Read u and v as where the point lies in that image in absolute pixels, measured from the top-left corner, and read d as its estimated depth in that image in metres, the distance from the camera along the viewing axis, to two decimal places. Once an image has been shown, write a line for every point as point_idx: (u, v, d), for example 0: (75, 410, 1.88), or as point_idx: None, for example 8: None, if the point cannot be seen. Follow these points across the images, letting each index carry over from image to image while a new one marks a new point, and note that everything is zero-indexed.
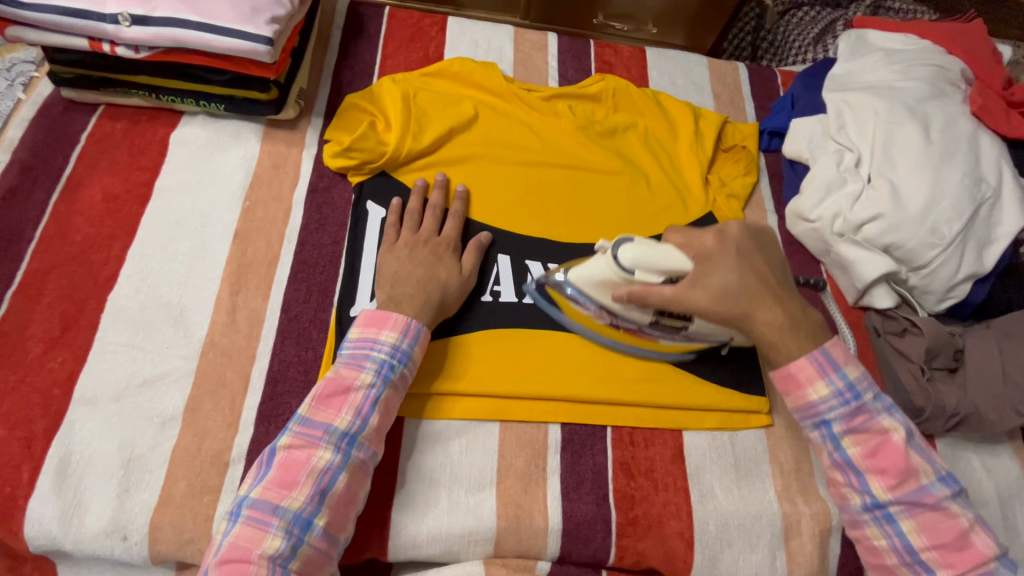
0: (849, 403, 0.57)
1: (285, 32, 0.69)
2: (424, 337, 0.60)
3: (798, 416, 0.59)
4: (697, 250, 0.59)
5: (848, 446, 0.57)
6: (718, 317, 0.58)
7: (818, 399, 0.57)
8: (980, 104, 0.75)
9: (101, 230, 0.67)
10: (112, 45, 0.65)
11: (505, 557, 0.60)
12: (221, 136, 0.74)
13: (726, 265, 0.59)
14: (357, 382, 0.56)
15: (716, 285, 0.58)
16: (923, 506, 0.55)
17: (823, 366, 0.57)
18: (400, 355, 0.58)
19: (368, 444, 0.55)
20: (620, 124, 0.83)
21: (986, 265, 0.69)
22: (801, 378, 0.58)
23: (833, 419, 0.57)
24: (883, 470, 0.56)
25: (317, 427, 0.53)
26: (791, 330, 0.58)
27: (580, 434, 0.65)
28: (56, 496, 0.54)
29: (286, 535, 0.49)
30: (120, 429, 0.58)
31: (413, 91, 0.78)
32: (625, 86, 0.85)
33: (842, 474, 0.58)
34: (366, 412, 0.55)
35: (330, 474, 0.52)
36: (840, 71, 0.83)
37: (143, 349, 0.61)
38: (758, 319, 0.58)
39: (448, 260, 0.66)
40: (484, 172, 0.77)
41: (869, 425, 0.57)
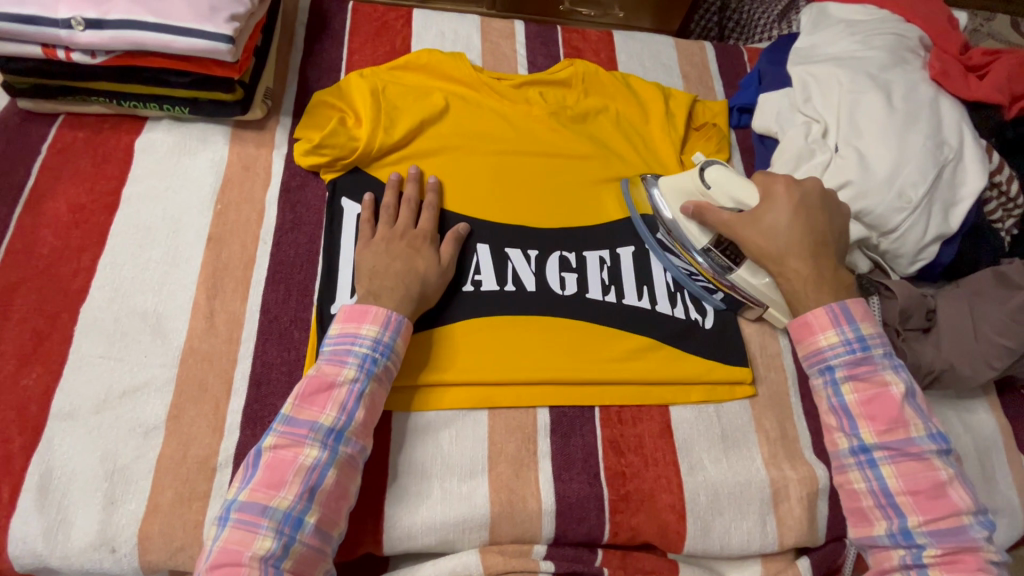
0: (855, 353, 0.60)
1: (246, 30, 0.67)
2: (404, 329, 0.60)
3: (805, 361, 0.63)
4: (767, 191, 0.67)
5: (847, 393, 0.59)
6: (755, 257, 0.66)
7: (827, 345, 0.61)
8: (939, 69, 0.76)
9: (69, 242, 0.65)
10: (68, 51, 0.64)
11: (500, 544, 0.60)
12: (187, 140, 0.73)
13: (783, 209, 0.65)
14: (342, 378, 0.55)
15: (766, 223, 0.65)
16: (906, 455, 0.56)
17: (838, 317, 0.61)
18: (382, 348, 0.58)
19: (355, 439, 0.54)
20: (592, 107, 0.83)
21: (952, 226, 0.71)
22: (815, 325, 0.62)
23: (837, 365, 0.60)
24: (874, 416, 0.58)
25: (302, 426, 0.53)
26: (815, 283, 0.63)
27: (568, 416, 0.66)
28: (39, 513, 0.53)
29: (277, 535, 0.48)
30: (102, 441, 0.57)
31: (383, 85, 0.78)
32: (595, 70, 0.85)
33: (836, 419, 0.60)
34: (350, 407, 0.54)
35: (318, 471, 0.51)
36: (803, 45, 0.85)
37: (121, 359, 0.60)
38: (788, 265, 0.64)
39: (426, 252, 0.66)
40: (458, 162, 0.76)
41: (870, 376, 0.59)
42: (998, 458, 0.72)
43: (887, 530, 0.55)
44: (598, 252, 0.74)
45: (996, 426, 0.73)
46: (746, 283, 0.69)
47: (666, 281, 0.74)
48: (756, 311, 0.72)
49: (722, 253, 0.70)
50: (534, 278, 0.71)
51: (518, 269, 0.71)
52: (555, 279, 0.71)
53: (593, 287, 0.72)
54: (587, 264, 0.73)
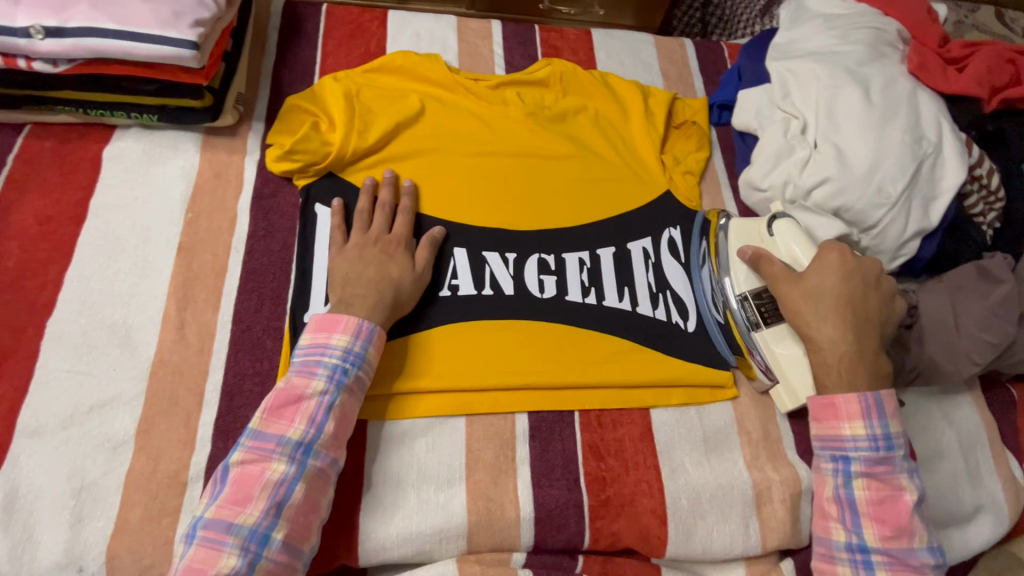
0: (878, 451, 0.58)
1: (212, 35, 0.66)
2: (376, 338, 0.59)
3: (819, 444, 0.61)
4: (820, 252, 0.64)
5: (857, 488, 0.58)
6: (792, 319, 0.62)
7: (850, 436, 0.59)
8: (917, 63, 0.76)
9: (36, 254, 0.64)
10: (29, 60, 0.62)
11: (479, 553, 0.59)
12: (157, 148, 0.72)
13: (833, 278, 0.62)
14: (312, 392, 0.54)
15: (812, 283, 0.62)
16: (903, 565, 0.56)
17: (869, 409, 0.59)
18: (352, 357, 0.57)
19: (325, 451, 0.53)
20: (570, 107, 0.82)
21: (932, 221, 0.70)
22: (841, 412, 0.59)
23: (855, 459, 0.59)
24: (882, 520, 0.57)
25: (269, 440, 0.52)
26: (850, 361, 0.60)
27: (547, 421, 0.65)
28: (3, 533, 0.52)
29: (242, 552, 0.48)
30: (69, 459, 0.55)
31: (358, 89, 0.77)
32: (573, 69, 0.84)
33: (838, 509, 0.59)
34: (320, 419, 0.54)
35: (286, 485, 0.50)
36: (782, 40, 0.84)
37: (89, 373, 0.59)
38: (823, 336, 0.61)
39: (399, 257, 0.65)
40: (433, 165, 0.75)
41: (887, 477, 0.58)
42: (984, 454, 0.71)
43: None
44: (578, 254, 0.73)
45: (981, 421, 0.72)
46: (763, 347, 0.66)
47: (646, 282, 0.73)
48: (762, 384, 0.69)
49: (762, 307, 0.66)
50: (512, 281, 0.70)
51: (496, 272, 0.70)
52: (534, 282, 0.70)
53: (572, 289, 0.71)
54: (567, 266, 0.72)
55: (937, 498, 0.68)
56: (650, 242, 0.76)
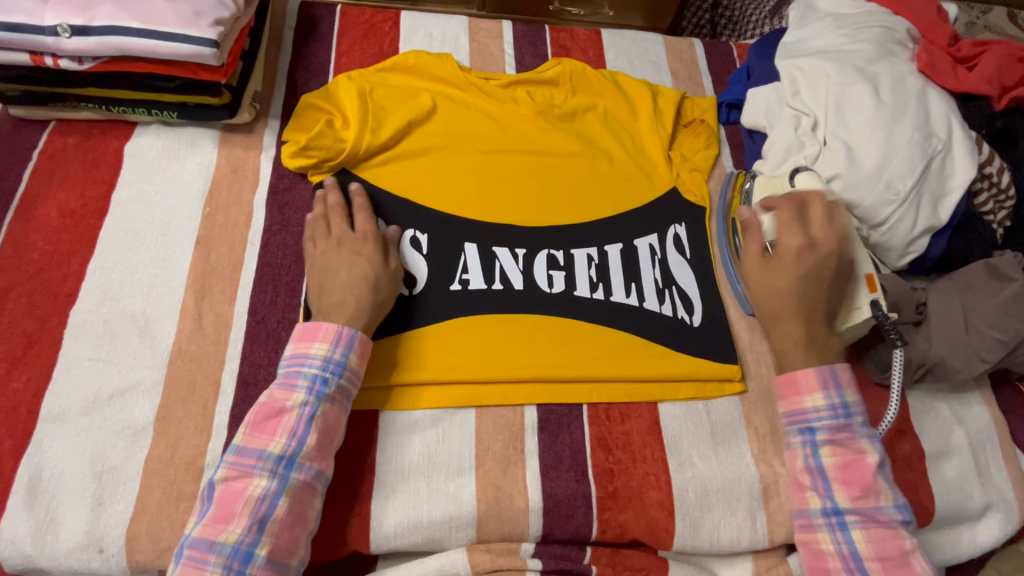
0: (838, 418, 0.60)
1: (231, 34, 0.68)
2: (357, 344, 0.60)
3: (785, 418, 0.62)
4: (779, 243, 0.66)
5: (825, 455, 0.59)
6: (757, 307, 0.66)
7: (812, 407, 0.60)
8: (926, 60, 0.76)
9: (59, 246, 0.66)
10: (55, 58, 0.64)
11: (488, 542, 0.60)
12: (176, 144, 0.74)
13: (788, 269, 0.65)
14: (292, 405, 0.55)
15: (771, 276, 0.65)
16: (875, 522, 0.56)
17: (826, 380, 0.61)
18: (332, 366, 0.58)
19: (309, 464, 0.54)
20: (579, 106, 0.83)
21: (941, 218, 0.70)
22: (803, 385, 0.61)
23: (819, 427, 0.60)
24: (848, 481, 0.57)
25: (251, 455, 0.53)
26: (804, 344, 0.63)
27: (556, 413, 0.66)
28: (27, 514, 0.54)
29: (225, 570, 0.49)
30: (91, 443, 0.57)
31: (372, 88, 0.78)
32: (583, 69, 0.85)
33: (811, 479, 0.59)
34: (301, 433, 0.54)
35: (268, 501, 0.52)
36: (791, 39, 0.84)
37: (110, 361, 0.61)
38: (779, 326, 0.64)
39: (371, 256, 0.64)
40: (444, 162, 0.76)
41: (850, 443, 0.59)
42: (993, 452, 0.71)
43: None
44: (586, 250, 0.74)
45: (990, 419, 0.72)
46: None
47: (653, 278, 0.74)
48: None
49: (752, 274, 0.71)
50: (521, 275, 0.71)
51: (506, 267, 0.71)
52: (543, 277, 0.71)
53: (581, 284, 0.72)
54: (575, 262, 0.73)
55: (946, 496, 0.68)
56: (657, 239, 0.76)
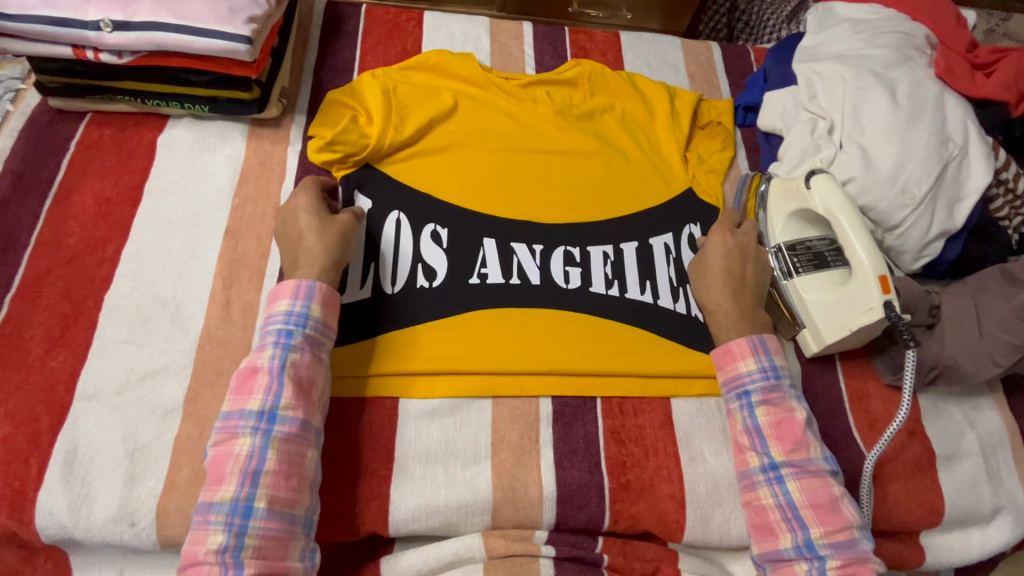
0: (769, 380, 0.63)
1: (263, 31, 0.70)
2: (318, 295, 0.61)
3: (724, 387, 0.65)
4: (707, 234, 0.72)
5: (760, 414, 0.61)
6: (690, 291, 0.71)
7: (745, 372, 0.63)
8: (944, 66, 0.76)
9: (95, 233, 0.68)
10: (96, 52, 0.67)
11: (503, 528, 0.62)
12: (207, 136, 0.76)
13: (716, 251, 0.70)
14: (261, 361, 0.57)
15: (703, 260, 0.71)
16: (808, 472, 0.58)
17: (756, 347, 0.64)
18: (295, 318, 0.59)
19: (289, 414, 0.55)
20: (597, 106, 0.84)
21: (957, 222, 0.71)
22: (736, 352, 0.64)
23: (753, 390, 0.62)
24: (782, 436, 0.60)
25: (235, 416, 0.55)
26: (735, 316, 0.67)
27: (571, 406, 0.67)
28: (64, 487, 0.56)
29: (227, 526, 0.51)
30: (124, 421, 0.59)
31: (396, 86, 0.80)
32: (601, 70, 0.87)
33: (749, 438, 0.61)
34: (275, 386, 0.56)
35: (256, 456, 0.53)
36: (809, 44, 0.85)
37: (142, 344, 0.63)
38: (711, 301, 0.68)
39: (314, 209, 0.66)
40: (465, 159, 0.78)
41: (781, 402, 0.62)
42: (1004, 456, 0.72)
43: (792, 543, 0.56)
44: (602, 247, 0.75)
45: (1002, 423, 0.73)
46: (793, 294, 0.71)
47: (668, 277, 0.75)
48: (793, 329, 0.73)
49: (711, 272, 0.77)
50: (538, 271, 0.72)
51: (524, 262, 0.73)
52: (559, 273, 0.73)
53: (597, 281, 0.73)
54: (591, 259, 0.74)
55: (956, 498, 0.68)
56: (671, 238, 0.77)
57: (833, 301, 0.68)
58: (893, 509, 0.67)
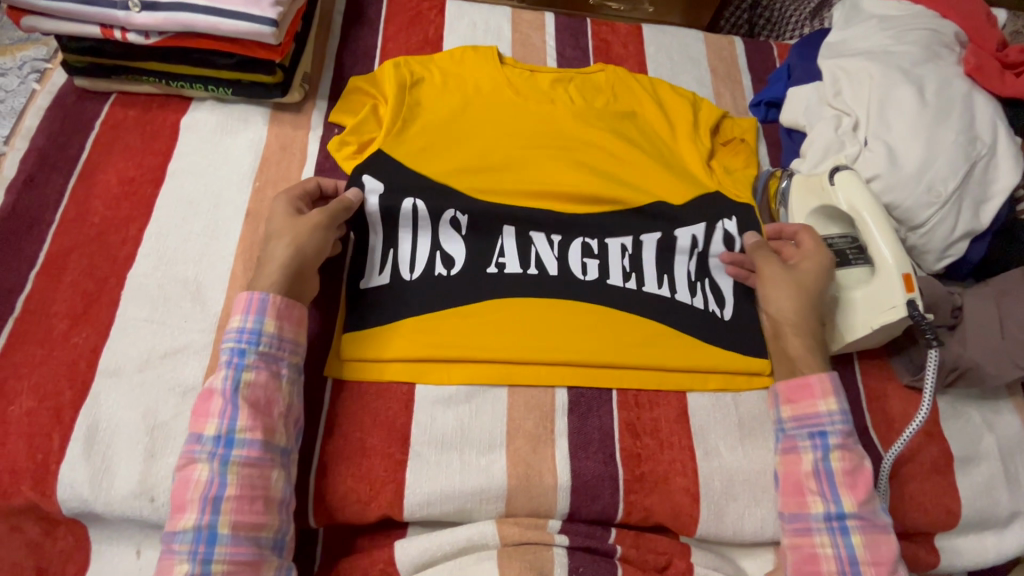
0: (848, 425, 0.61)
1: (289, 15, 0.70)
2: (270, 308, 0.59)
3: (796, 422, 0.62)
4: (813, 251, 0.68)
5: (835, 459, 0.60)
6: (778, 303, 0.67)
7: (826, 412, 0.61)
8: (974, 65, 0.75)
9: (118, 212, 0.69)
10: (124, 32, 0.67)
11: (516, 516, 0.62)
12: (229, 119, 0.76)
13: (818, 275, 0.67)
14: (216, 384, 0.56)
15: (803, 279, 0.67)
16: (872, 525, 0.58)
17: (837, 386, 0.63)
18: (247, 335, 0.58)
19: (245, 437, 0.54)
20: (620, 111, 0.83)
21: (982, 223, 0.70)
22: (817, 389, 0.62)
23: (832, 433, 0.61)
24: (855, 486, 0.59)
25: (192, 441, 0.55)
26: (819, 346, 0.66)
27: (586, 397, 0.67)
28: (85, 461, 0.57)
29: (193, 554, 0.51)
30: (145, 398, 0.60)
31: (418, 77, 0.80)
32: (625, 74, 0.86)
33: (816, 482, 0.60)
34: (230, 410, 0.55)
35: (216, 482, 0.53)
36: (835, 40, 0.84)
37: (163, 323, 0.64)
38: (801, 324, 0.66)
39: (279, 218, 0.65)
40: (484, 150, 0.77)
41: (856, 451, 0.61)
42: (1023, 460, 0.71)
43: None
44: (621, 239, 0.75)
45: (1022, 428, 0.72)
46: None
47: (687, 271, 0.74)
48: None
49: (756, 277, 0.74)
50: (556, 262, 0.72)
51: (542, 253, 0.72)
52: (577, 264, 0.72)
53: (614, 273, 0.73)
54: (609, 252, 0.74)
55: (972, 501, 0.68)
56: (701, 231, 0.76)
57: (855, 300, 0.68)
58: (909, 510, 0.67)
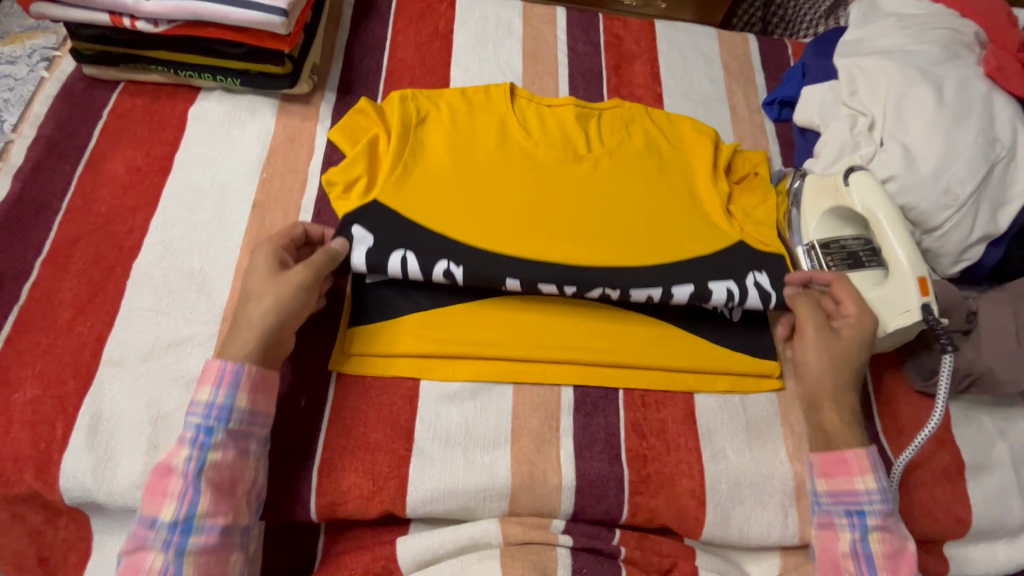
0: (887, 504, 0.58)
1: (298, 5, 0.70)
2: (244, 381, 0.56)
3: (831, 497, 0.60)
4: (860, 318, 0.63)
5: (874, 541, 0.58)
6: (817, 375, 0.63)
7: (864, 489, 0.58)
8: (994, 65, 0.74)
9: (124, 202, 0.69)
10: (133, 19, 0.67)
11: (520, 515, 0.62)
12: (237, 110, 0.76)
13: (862, 345, 0.62)
14: (176, 463, 0.53)
15: (847, 350, 0.62)
16: None
17: (875, 462, 0.59)
18: (216, 413, 0.54)
19: (205, 524, 0.52)
20: (635, 147, 0.76)
21: (999, 226, 0.69)
22: (854, 465, 0.59)
23: (870, 512, 0.58)
24: (895, 569, 0.57)
25: (147, 524, 0.52)
26: (858, 420, 0.62)
27: (592, 396, 0.66)
28: (88, 451, 0.56)
29: None
30: (148, 389, 0.60)
31: (424, 112, 0.74)
32: (644, 112, 0.79)
33: (854, 563, 0.58)
34: (190, 495, 0.52)
35: (169, 572, 0.50)
36: (852, 37, 0.83)
37: (168, 314, 0.63)
38: (840, 398, 0.62)
39: (260, 276, 0.60)
40: (490, 190, 0.70)
41: (896, 531, 0.58)
42: None
43: None
44: (647, 292, 0.66)
45: None
46: None
47: None
48: None
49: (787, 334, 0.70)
50: None
51: None
52: None
53: None
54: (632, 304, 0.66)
55: (984, 509, 0.67)
56: (736, 285, 0.68)
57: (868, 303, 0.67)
58: (917, 518, 0.66)
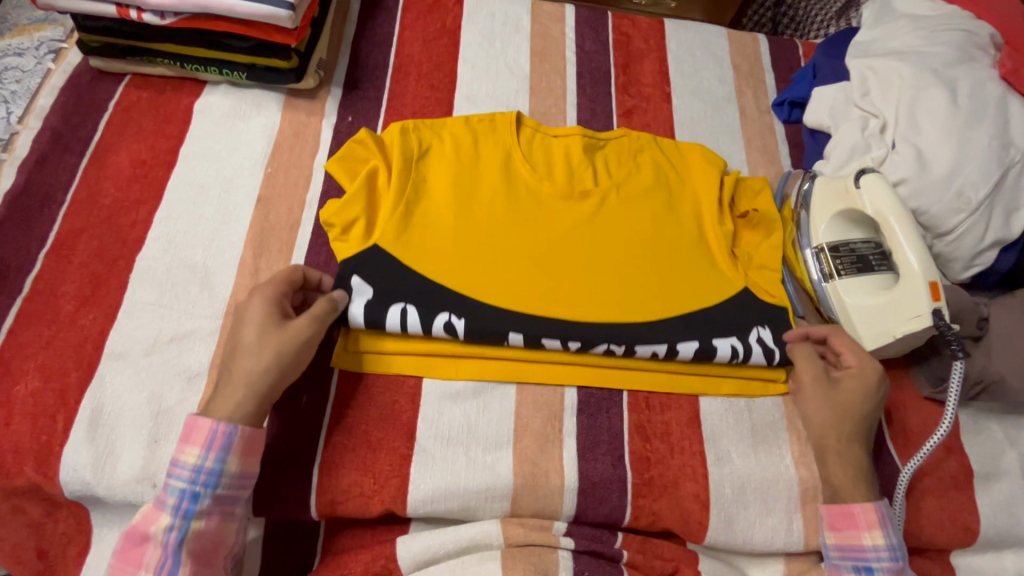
0: (897, 560, 0.58)
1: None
2: (236, 443, 0.54)
3: (840, 552, 0.59)
4: (863, 370, 0.62)
5: None
6: (823, 430, 0.62)
7: (871, 546, 0.58)
8: (1009, 68, 0.73)
9: (129, 194, 0.68)
10: (139, 12, 0.67)
11: (521, 516, 0.61)
12: (243, 104, 0.75)
13: (867, 398, 0.61)
14: (156, 530, 0.51)
15: (852, 404, 0.61)
16: None
17: (883, 518, 0.58)
18: (202, 480, 0.52)
19: None
20: (641, 182, 0.74)
21: (1013, 231, 0.68)
22: (862, 521, 0.58)
23: (879, 569, 0.57)
24: None
25: None
26: (868, 476, 0.61)
27: (596, 397, 0.66)
28: (89, 444, 0.56)
29: None
30: (150, 382, 0.59)
31: (425, 144, 0.72)
32: (651, 142, 0.77)
33: None
34: (169, 564, 0.51)
35: None
36: (864, 38, 0.82)
37: (170, 308, 0.63)
38: (849, 454, 0.61)
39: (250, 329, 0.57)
40: (496, 223, 0.68)
41: None
42: None
43: None
44: (653, 347, 0.65)
45: None
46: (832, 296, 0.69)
47: None
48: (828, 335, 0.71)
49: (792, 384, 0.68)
50: None
51: None
52: None
53: None
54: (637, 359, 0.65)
55: (992, 518, 0.66)
56: (740, 343, 0.66)
57: (877, 307, 0.66)
58: (925, 527, 0.64)
